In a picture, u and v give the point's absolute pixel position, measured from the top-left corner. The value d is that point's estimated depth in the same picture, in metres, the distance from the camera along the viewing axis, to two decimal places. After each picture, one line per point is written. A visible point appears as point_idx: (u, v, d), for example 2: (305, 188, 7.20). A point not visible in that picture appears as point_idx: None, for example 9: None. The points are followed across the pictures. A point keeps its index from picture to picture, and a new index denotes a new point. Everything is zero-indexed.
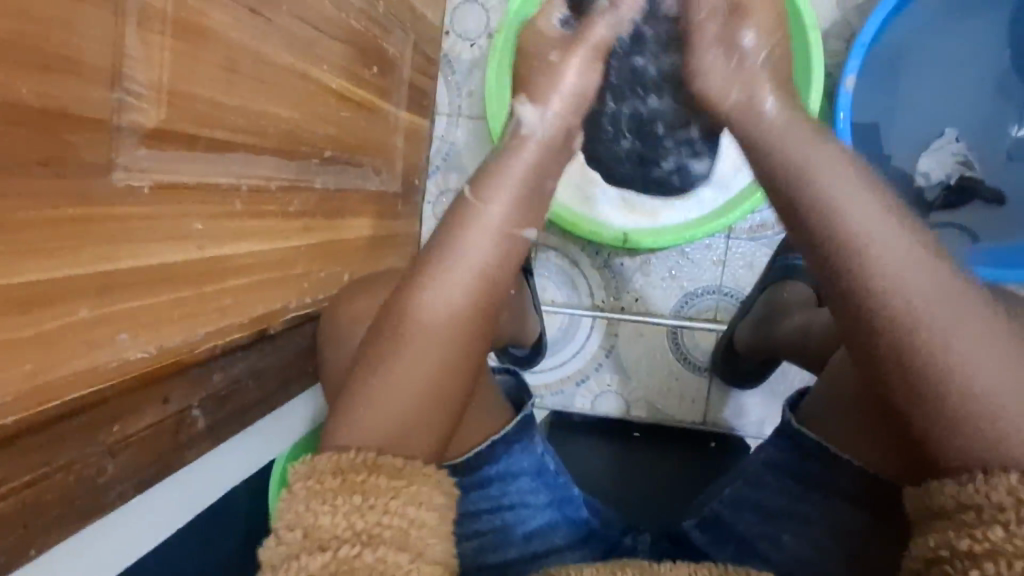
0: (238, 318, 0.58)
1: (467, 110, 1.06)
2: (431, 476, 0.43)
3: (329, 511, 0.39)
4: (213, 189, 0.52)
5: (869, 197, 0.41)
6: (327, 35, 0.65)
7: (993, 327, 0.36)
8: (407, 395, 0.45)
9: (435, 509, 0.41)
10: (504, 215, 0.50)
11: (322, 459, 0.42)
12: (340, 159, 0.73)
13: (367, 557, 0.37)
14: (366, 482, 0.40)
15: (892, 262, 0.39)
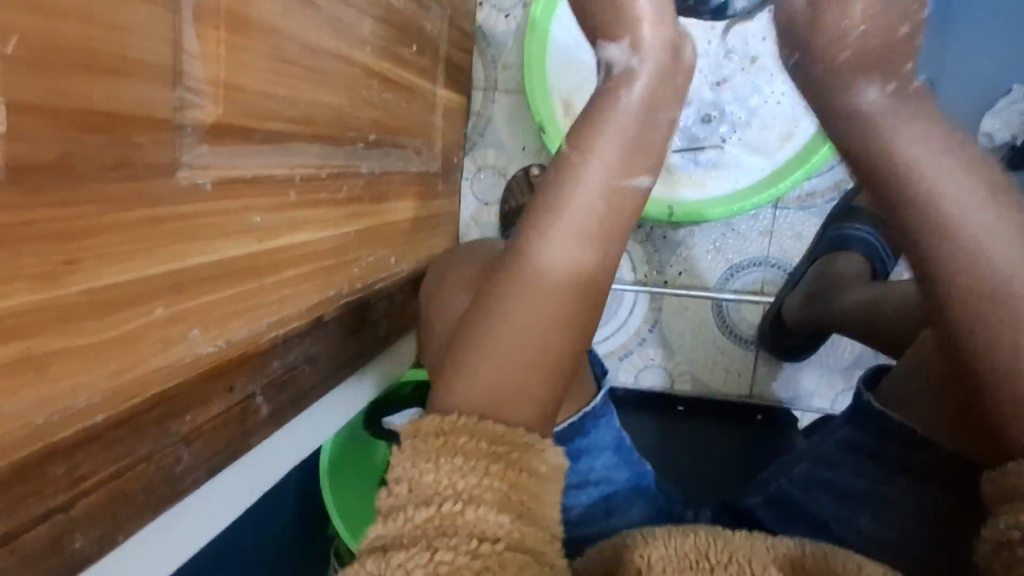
0: (295, 307, 0.59)
1: (503, 84, 1.05)
2: (533, 445, 0.45)
3: (433, 470, 0.42)
4: (269, 181, 0.52)
5: (972, 188, 0.43)
6: (369, 16, 0.64)
7: None
8: (519, 344, 0.48)
9: (538, 476, 0.43)
10: (606, 165, 0.53)
11: (426, 420, 0.45)
12: (384, 143, 0.73)
13: (470, 515, 0.39)
14: (470, 448, 0.42)
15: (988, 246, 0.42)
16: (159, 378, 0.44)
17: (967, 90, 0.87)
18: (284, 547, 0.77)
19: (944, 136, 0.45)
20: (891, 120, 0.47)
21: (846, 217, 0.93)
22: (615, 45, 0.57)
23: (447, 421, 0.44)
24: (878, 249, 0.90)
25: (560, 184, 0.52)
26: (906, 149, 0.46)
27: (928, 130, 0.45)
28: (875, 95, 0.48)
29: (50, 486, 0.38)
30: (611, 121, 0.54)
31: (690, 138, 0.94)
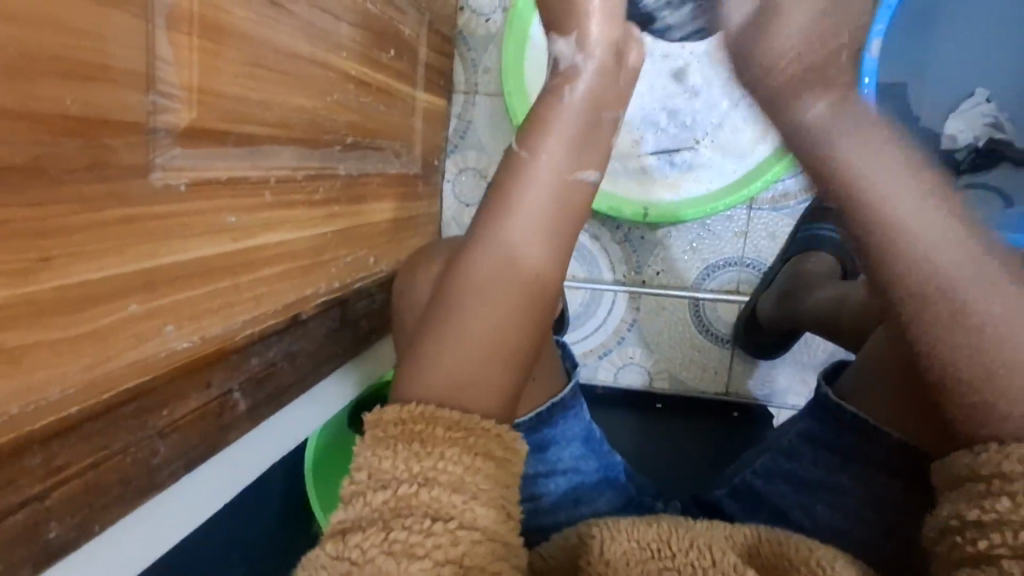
0: (271, 306, 0.60)
1: (483, 87, 1.07)
2: (491, 431, 0.46)
3: (391, 456, 0.44)
4: (245, 182, 0.53)
5: (918, 195, 0.46)
6: (344, 22, 0.66)
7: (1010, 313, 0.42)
8: (481, 338, 0.50)
9: (494, 460, 0.45)
10: (558, 161, 0.56)
11: (386, 411, 0.46)
12: (360, 145, 0.75)
13: (424, 496, 0.42)
14: (428, 434, 0.44)
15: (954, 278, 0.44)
16: (134, 373, 0.45)
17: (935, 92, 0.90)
18: (268, 545, 0.79)
19: (894, 151, 0.48)
20: (834, 133, 0.51)
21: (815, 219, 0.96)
22: (563, 41, 0.61)
23: (401, 412, 0.46)
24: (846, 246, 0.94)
25: (517, 181, 0.55)
26: (850, 156, 0.49)
27: (880, 143, 0.48)
28: (817, 110, 0.52)
29: (25, 477, 0.39)
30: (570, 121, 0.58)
31: (663, 140, 0.96)
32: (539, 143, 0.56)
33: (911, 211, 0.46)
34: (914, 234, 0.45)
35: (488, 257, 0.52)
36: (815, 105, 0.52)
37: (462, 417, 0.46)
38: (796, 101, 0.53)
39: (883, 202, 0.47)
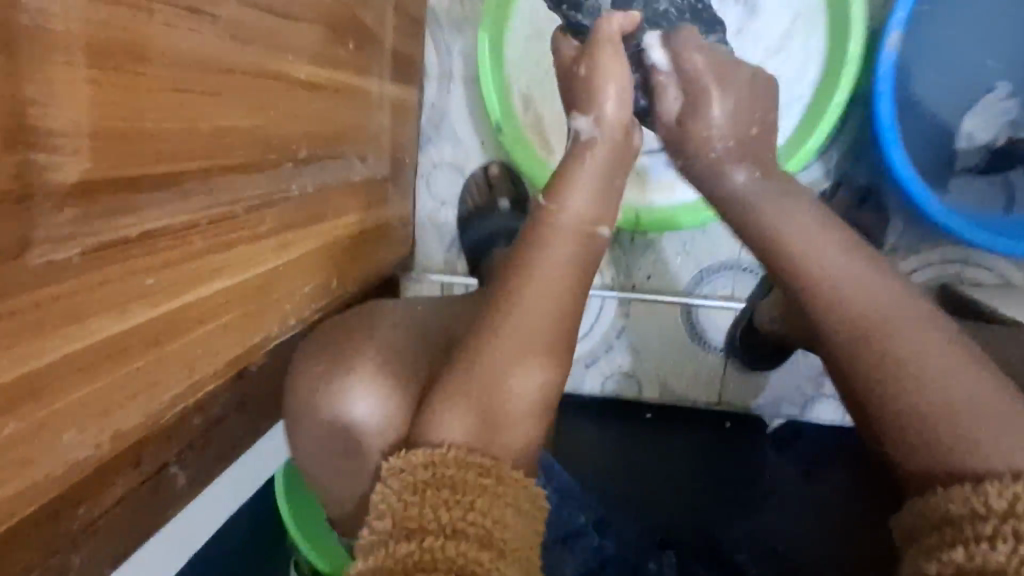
0: (212, 365, 0.52)
1: (459, 72, 0.96)
2: (519, 482, 0.50)
3: (421, 505, 0.47)
4: (168, 233, 0.44)
5: (828, 249, 0.55)
6: (292, 16, 0.55)
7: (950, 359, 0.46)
8: (506, 377, 0.54)
9: (520, 513, 0.48)
10: (585, 194, 0.65)
11: (427, 437, 0.52)
12: (315, 158, 0.65)
13: (449, 551, 0.44)
14: (459, 479, 0.48)
15: (904, 339, 0.48)
16: (24, 492, 0.37)
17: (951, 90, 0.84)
18: None
19: (820, 219, 0.57)
20: (755, 203, 0.62)
21: None
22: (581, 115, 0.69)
23: (431, 453, 0.50)
24: None
25: (548, 210, 0.64)
26: (772, 224, 0.59)
27: (799, 214, 0.58)
28: (746, 178, 0.64)
29: None
30: (586, 167, 0.66)
31: (662, 135, 0.87)
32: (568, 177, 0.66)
33: (831, 262, 0.54)
34: (814, 267, 0.54)
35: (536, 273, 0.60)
36: (743, 175, 0.65)
37: (493, 465, 0.50)
38: (726, 171, 0.66)
39: (799, 263, 0.55)
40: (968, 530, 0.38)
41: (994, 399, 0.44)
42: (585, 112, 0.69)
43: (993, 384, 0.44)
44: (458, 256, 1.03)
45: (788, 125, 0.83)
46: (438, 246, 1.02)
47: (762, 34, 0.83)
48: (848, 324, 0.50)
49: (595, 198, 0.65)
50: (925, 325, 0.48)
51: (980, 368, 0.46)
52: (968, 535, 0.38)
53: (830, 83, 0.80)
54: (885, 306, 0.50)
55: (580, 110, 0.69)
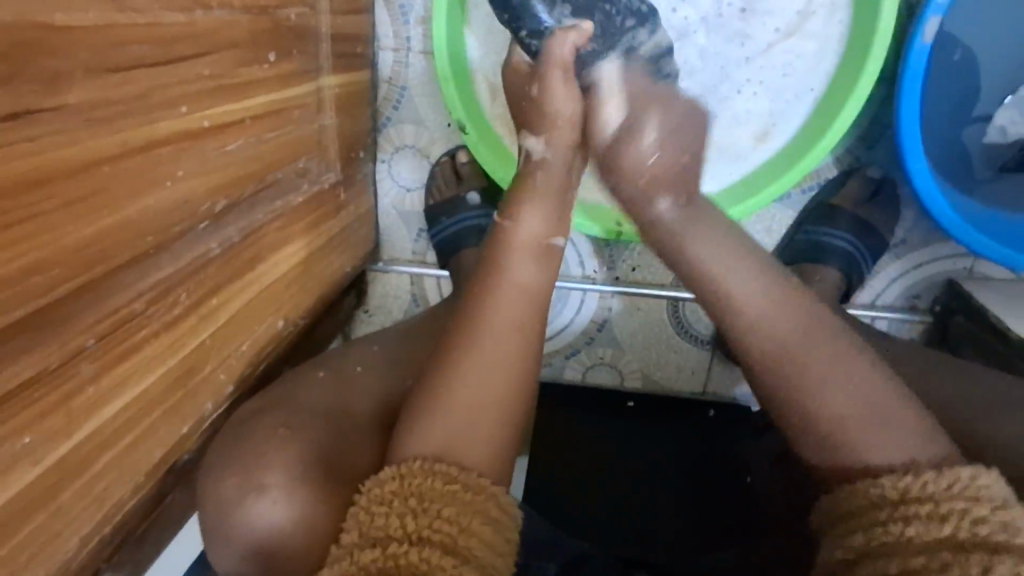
0: (133, 474, 0.47)
1: (417, 43, 0.83)
2: (488, 490, 0.46)
3: (387, 514, 0.43)
4: (46, 374, 0.37)
5: (760, 284, 0.56)
6: (183, 50, 0.44)
7: (905, 428, 0.48)
8: (471, 400, 0.51)
9: (489, 521, 0.45)
10: (536, 226, 0.61)
11: (392, 464, 0.47)
12: (242, 202, 0.56)
13: (414, 556, 0.40)
14: (426, 488, 0.45)
15: (830, 387, 0.50)
16: None
17: (991, 79, 0.76)
18: None
19: (730, 245, 0.58)
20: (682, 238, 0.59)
21: (826, 219, 0.83)
22: (534, 137, 0.67)
23: (396, 470, 0.46)
24: (856, 256, 0.81)
25: (500, 247, 0.60)
26: (694, 246, 0.58)
27: (724, 255, 0.58)
28: (668, 205, 0.60)
29: None
30: (540, 177, 0.65)
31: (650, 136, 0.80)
32: (518, 211, 0.62)
33: (742, 283, 0.56)
34: (752, 313, 0.55)
35: (502, 300, 0.56)
36: (664, 202, 0.60)
37: (458, 472, 0.46)
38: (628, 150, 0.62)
39: (728, 298, 0.56)
40: (870, 529, 0.44)
41: (909, 434, 0.47)
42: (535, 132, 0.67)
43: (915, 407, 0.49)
44: (427, 246, 0.92)
45: (799, 118, 0.78)
46: (406, 234, 0.92)
47: (777, 11, 0.76)
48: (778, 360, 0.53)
49: (549, 212, 0.63)
50: (862, 367, 0.51)
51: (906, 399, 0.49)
52: (875, 539, 0.43)
53: (846, 73, 0.73)
54: (814, 347, 0.52)
55: (530, 129, 0.67)
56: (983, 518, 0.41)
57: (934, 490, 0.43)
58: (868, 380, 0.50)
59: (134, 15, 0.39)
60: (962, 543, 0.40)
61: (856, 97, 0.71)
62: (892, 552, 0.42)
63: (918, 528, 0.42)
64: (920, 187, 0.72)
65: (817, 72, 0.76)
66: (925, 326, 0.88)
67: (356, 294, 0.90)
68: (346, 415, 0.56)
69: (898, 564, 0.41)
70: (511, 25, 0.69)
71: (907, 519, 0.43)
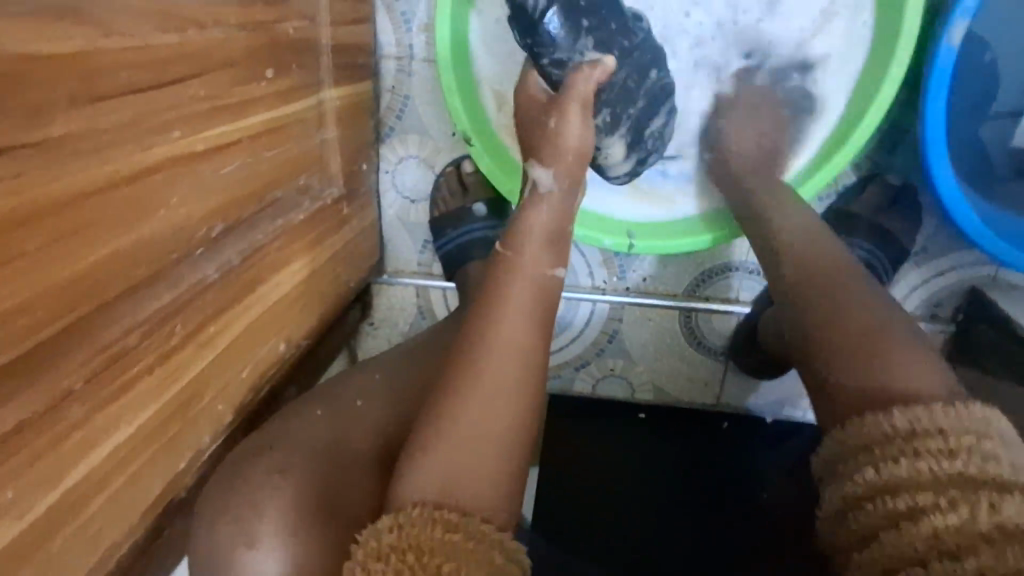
0: (128, 512, 0.45)
1: (420, 51, 0.81)
2: (492, 536, 0.44)
3: (382, 571, 0.40)
4: (32, 419, 0.35)
5: (809, 225, 0.64)
6: (175, 73, 0.42)
7: (924, 374, 0.50)
8: (475, 434, 0.49)
9: (494, 572, 0.42)
10: (537, 251, 0.60)
11: (392, 514, 0.45)
12: (240, 224, 0.54)
13: None
14: (425, 539, 0.42)
15: (846, 309, 0.56)
16: None
17: (1019, 83, 0.73)
18: None
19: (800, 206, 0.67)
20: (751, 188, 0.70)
21: (844, 228, 0.80)
22: (540, 167, 0.65)
23: (393, 520, 0.44)
24: (875, 267, 0.78)
25: (502, 272, 0.59)
26: (763, 196, 0.69)
27: (804, 206, 0.66)
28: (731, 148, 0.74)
29: None
30: (539, 215, 0.63)
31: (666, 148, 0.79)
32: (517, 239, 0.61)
33: (790, 222, 0.65)
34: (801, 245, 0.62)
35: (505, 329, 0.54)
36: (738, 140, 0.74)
37: (458, 519, 0.44)
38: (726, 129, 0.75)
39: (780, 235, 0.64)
40: (882, 466, 0.45)
41: (921, 352, 0.52)
42: (545, 163, 0.65)
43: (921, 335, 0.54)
44: (433, 258, 0.90)
45: (817, 127, 0.75)
46: (411, 247, 0.90)
47: (796, 15, 0.74)
48: (799, 272, 0.60)
49: (549, 239, 0.62)
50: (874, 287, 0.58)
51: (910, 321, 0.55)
52: (887, 475, 0.45)
53: (871, 78, 0.71)
54: (850, 282, 0.58)
55: (538, 158, 0.65)
56: (990, 454, 0.43)
57: (944, 426, 0.45)
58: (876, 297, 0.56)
59: (121, 39, 0.37)
60: (970, 477, 0.42)
61: (881, 103, 0.69)
62: (906, 486, 0.43)
63: (929, 463, 0.43)
64: (944, 196, 0.69)
65: (837, 80, 0.74)
66: (947, 336, 0.85)
67: (361, 307, 0.88)
68: (349, 443, 0.54)
69: (907, 500, 0.42)
70: (532, 49, 0.68)
71: (918, 454, 0.44)
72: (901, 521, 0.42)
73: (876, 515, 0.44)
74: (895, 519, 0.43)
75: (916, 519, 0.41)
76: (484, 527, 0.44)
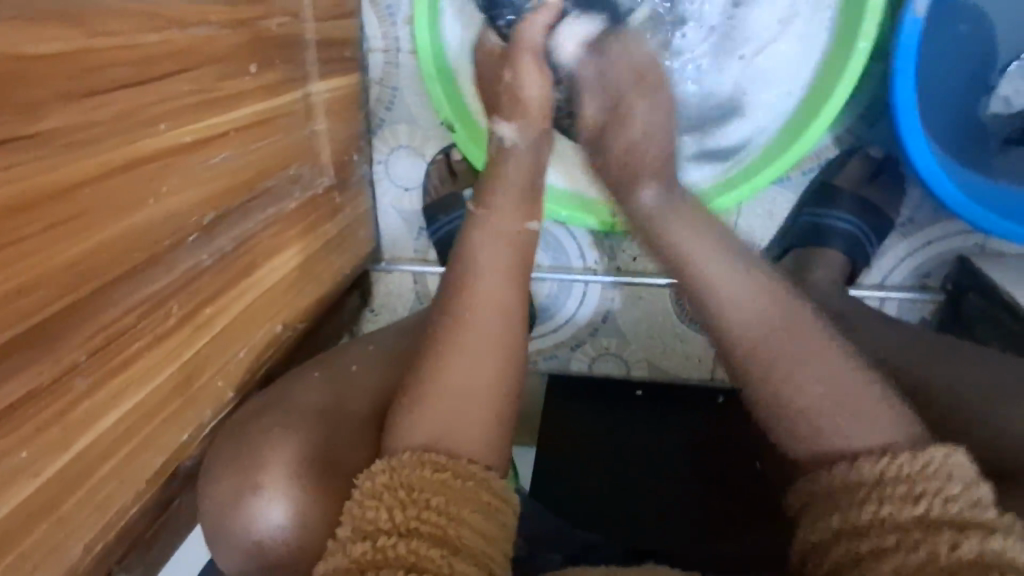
0: (136, 479, 0.49)
1: (406, 43, 0.84)
2: (479, 477, 0.48)
3: (377, 507, 0.45)
4: (43, 388, 0.39)
5: (723, 262, 0.57)
6: (162, 69, 0.46)
7: (874, 424, 0.47)
8: (458, 389, 0.52)
9: (479, 509, 0.46)
10: (510, 214, 0.63)
11: (384, 461, 0.48)
12: (233, 212, 0.57)
13: (402, 548, 0.42)
14: (415, 478, 0.46)
15: (793, 375, 0.51)
16: None
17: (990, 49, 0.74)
18: None
19: (713, 245, 0.58)
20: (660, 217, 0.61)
21: (827, 200, 0.81)
22: (505, 125, 0.68)
23: (387, 464, 0.48)
24: (859, 236, 0.80)
25: (478, 236, 0.61)
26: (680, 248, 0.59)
27: (712, 240, 0.59)
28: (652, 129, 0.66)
29: None
30: (511, 166, 0.66)
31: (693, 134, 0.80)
32: (491, 202, 0.63)
33: (709, 269, 0.57)
34: (716, 286, 0.56)
35: (481, 293, 0.57)
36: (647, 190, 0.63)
37: (447, 462, 0.48)
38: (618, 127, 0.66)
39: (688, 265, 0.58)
40: (846, 509, 0.44)
41: (870, 411, 0.48)
42: (506, 118, 0.68)
43: (873, 394, 0.49)
44: (428, 244, 0.93)
45: (795, 91, 0.77)
46: (407, 234, 0.93)
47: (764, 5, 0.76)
48: (744, 344, 0.54)
49: (523, 203, 0.64)
50: (822, 357, 0.51)
51: (869, 390, 0.49)
52: (850, 520, 0.44)
53: (841, 52, 0.72)
54: (785, 337, 0.53)
55: (502, 115, 0.68)
56: (953, 496, 0.42)
57: (908, 471, 0.43)
58: (823, 370, 0.50)
59: (108, 38, 0.41)
60: (932, 521, 0.41)
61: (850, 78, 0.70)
62: (869, 530, 0.43)
63: (891, 508, 0.42)
64: (920, 165, 0.70)
65: (799, 63, 0.76)
66: (937, 305, 0.85)
67: (361, 293, 0.91)
68: (341, 415, 0.57)
69: (870, 544, 0.42)
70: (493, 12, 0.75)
71: (880, 500, 0.43)
72: (863, 563, 0.42)
73: (837, 557, 0.43)
74: (858, 559, 0.42)
75: (876, 561, 0.41)
76: (468, 468, 0.48)
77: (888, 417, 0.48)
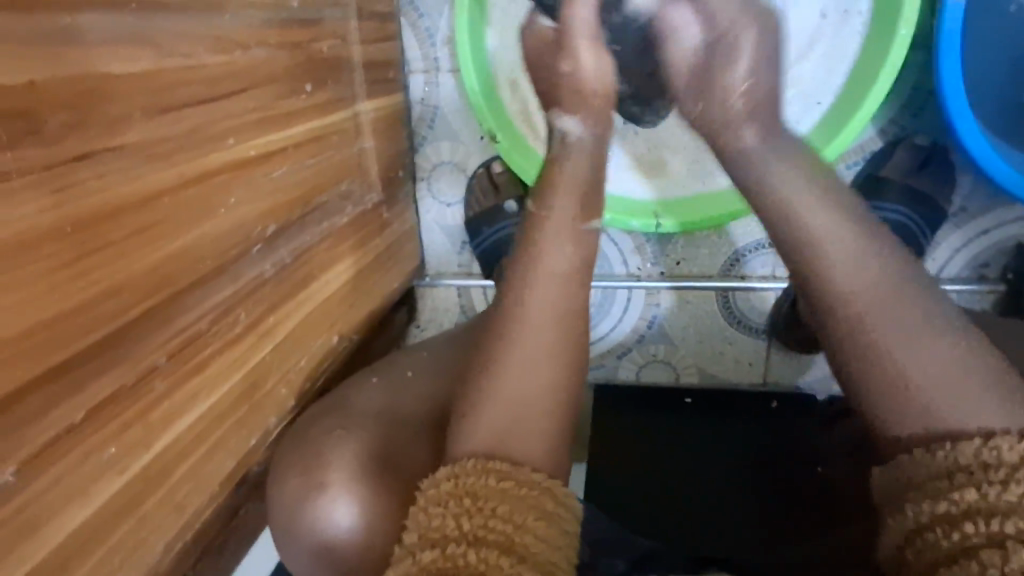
0: (210, 480, 0.50)
1: (445, 62, 0.87)
2: (542, 485, 0.47)
3: (442, 515, 0.44)
4: (127, 388, 0.41)
5: (825, 209, 0.54)
6: (228, 88, 0.49)
7: (997, 398, 0.45)
8: (514, 392, 0.52)
9: (545, 520, 0.45)
10: (567, 208, 0.61)
11: (450, 470, 0.48)
12: (292, 225, 0.59)
13: (470, 557, 0.41)
14: (479, 486, 0.46)
15: (906, 343, 0.48)
16: None
17: None
18: None
19: (820, 193, 0.55)
20: (763, 168, 0.57)
21: (876, 193, 0.80)
22: (565, 117, 0.66)
23: (449, 471, 0.48)
24: (913, 228, 0.78)
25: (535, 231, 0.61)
26: (773, 191, 0.56)
27: (813, 195, 0.55)
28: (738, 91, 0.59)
29: None
30: (569, 164, 0.64)
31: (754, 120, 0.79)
32: (548, 200, 0.62)
33: (815, 221, 0.53)
34: (819, 244, 0.53)
35: (529, 295, 0.57)
36: (749, 141, 0.58)
37: (512, 470, 0.47)
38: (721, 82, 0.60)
39: (791, 215, 0.54)
40: (984, 487, 0.41)
41: (993, 385, 0.45)
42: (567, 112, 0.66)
43: (989, 370, 0.46)
44: (472, 257, 0.94)
45: (839, 76, 0.77)
46: (451, 249, 0.94)
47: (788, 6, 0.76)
48: (853, 314, 0.50)
49: (578, 197, 0.63)
50: (941, 329, 0.48)
51: (984, 368, 0.46)
52: (991, 498, 0.40)
53: (878, 42, 0.73)
54: (899, 302, 0.49)
55: (562, 108, 0.66)
56: None
57: None
58: (946, 347, 0.47)
59: (180, 60, 0.44)
60: None
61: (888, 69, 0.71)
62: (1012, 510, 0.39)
63: None
64: (973, 150, 0.68)
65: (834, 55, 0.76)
66: (999, 295, 0.83)
67: (408, 309, 0.93)
68: (400, 417, 0.58)
69: (1016, 525, 0.38)
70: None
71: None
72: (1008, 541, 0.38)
73: (972, 532, 0.39)
74: (999, 538, 0.38)
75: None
76: (533, 476, 0.47)
77: (1017, 396, 0.45)
